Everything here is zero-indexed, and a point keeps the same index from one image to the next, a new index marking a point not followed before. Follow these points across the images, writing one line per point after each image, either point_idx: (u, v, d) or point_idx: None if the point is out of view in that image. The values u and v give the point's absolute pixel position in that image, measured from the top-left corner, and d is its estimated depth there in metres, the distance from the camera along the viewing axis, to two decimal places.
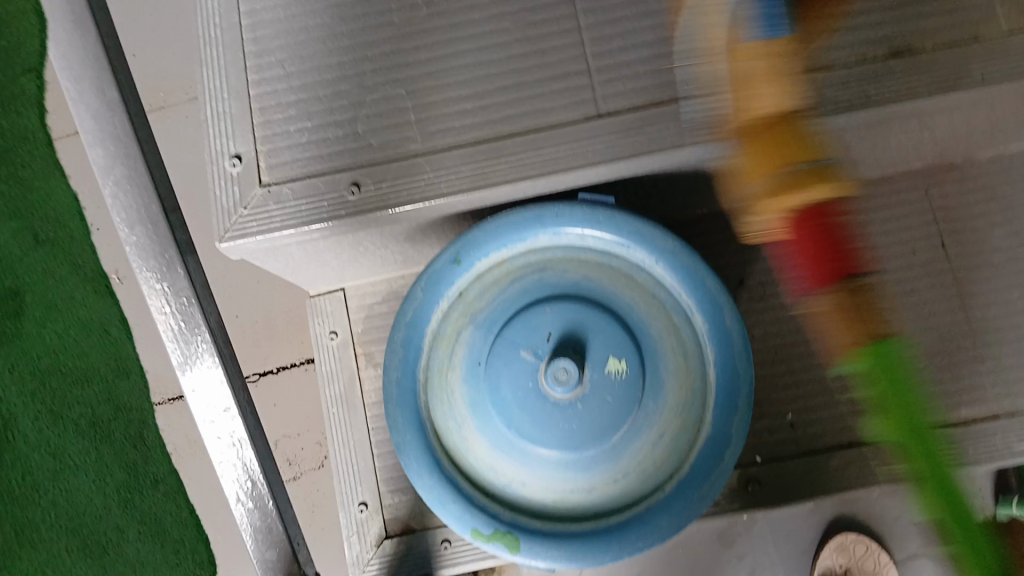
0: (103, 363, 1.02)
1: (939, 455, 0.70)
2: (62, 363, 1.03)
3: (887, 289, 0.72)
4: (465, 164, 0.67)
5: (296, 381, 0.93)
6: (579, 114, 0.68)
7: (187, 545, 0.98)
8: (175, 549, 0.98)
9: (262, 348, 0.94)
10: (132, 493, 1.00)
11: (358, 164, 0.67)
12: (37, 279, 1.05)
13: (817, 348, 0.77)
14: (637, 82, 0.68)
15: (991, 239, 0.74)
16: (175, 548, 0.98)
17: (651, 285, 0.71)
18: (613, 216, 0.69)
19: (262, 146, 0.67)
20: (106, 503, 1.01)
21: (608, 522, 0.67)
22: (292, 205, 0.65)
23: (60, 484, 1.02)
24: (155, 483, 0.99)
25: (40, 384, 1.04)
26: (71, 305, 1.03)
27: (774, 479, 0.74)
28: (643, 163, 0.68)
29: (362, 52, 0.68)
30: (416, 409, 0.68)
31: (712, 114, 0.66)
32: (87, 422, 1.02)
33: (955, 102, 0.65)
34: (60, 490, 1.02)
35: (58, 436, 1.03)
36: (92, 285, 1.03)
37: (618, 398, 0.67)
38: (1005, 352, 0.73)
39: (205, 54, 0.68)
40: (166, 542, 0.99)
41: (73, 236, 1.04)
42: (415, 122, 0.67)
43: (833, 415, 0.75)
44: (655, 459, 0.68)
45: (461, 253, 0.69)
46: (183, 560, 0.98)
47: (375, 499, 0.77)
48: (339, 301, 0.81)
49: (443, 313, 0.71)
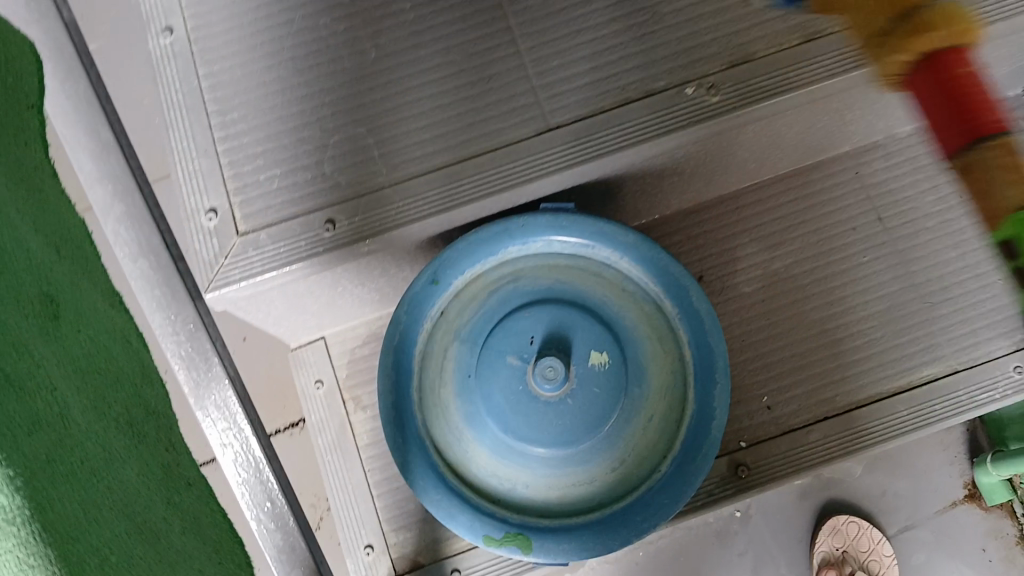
0: (129, 366, 0.98)
1: (874, 426, 0.83)
2: (92, 364, 0.97)
3: (827, 267, 0.88)
4: (430, 190, 0.69)
5: (291, 446, 0.94)
6: (532, 130, 0.71)
7: (225, 544, 0.95)
8: (215, 549, 0.95)
9: (268, 405, 0.94)
10: (170, 490, 0.96)
11: (332, 202, 0.70)
12: (68, 287, 0.98)
13: (785, 331, 0.87)
14: (581, 94, 0.71)
15: (923, 206, 0.89)
16: (215, 548, 0.95)
17: (623, 279, 0.70)
18: (576, 218, 0.68)
19: (235, 197, 0.71)
20: (147, 496, 0.96)
21: (619, 509, 0.64)
22: (271, 248, 0.69)
23: (107, 478, 0.95)
24: (190, 484, 0.96)
25: (84, 382, 0.97)
26: (92, 313, 0.98)
27: (760, 461, 0.83)
28: (599, 166, 0.70)
29: (319, 97, 0.72)
30: (410, 431, 0.65)
31: (655, 114, 0.70)
32: (124, 420, 0.97)
33: (869, 75, 0.71)
34: (103, 485, 0.95)
35: (100, 430, 0.96)
36: (109, 297, 0.99)
37: (606, 388, 0.65)
38: (951, 307, 0.86)
39: (170, 119, 0.73)
40: (207, 541, 0.95)
41: (83, 248, 0.99)
42: (379, 157, 0.70)
43: (807, 393, 0.85)
44: (654, 446, 0.66)
45: (438, 274, 0.67)
46: (225, 559, 0.95)
47: (381, 541, 0.84)
48: (321, 349, 0.89)
49: (427, 333, 0.69)
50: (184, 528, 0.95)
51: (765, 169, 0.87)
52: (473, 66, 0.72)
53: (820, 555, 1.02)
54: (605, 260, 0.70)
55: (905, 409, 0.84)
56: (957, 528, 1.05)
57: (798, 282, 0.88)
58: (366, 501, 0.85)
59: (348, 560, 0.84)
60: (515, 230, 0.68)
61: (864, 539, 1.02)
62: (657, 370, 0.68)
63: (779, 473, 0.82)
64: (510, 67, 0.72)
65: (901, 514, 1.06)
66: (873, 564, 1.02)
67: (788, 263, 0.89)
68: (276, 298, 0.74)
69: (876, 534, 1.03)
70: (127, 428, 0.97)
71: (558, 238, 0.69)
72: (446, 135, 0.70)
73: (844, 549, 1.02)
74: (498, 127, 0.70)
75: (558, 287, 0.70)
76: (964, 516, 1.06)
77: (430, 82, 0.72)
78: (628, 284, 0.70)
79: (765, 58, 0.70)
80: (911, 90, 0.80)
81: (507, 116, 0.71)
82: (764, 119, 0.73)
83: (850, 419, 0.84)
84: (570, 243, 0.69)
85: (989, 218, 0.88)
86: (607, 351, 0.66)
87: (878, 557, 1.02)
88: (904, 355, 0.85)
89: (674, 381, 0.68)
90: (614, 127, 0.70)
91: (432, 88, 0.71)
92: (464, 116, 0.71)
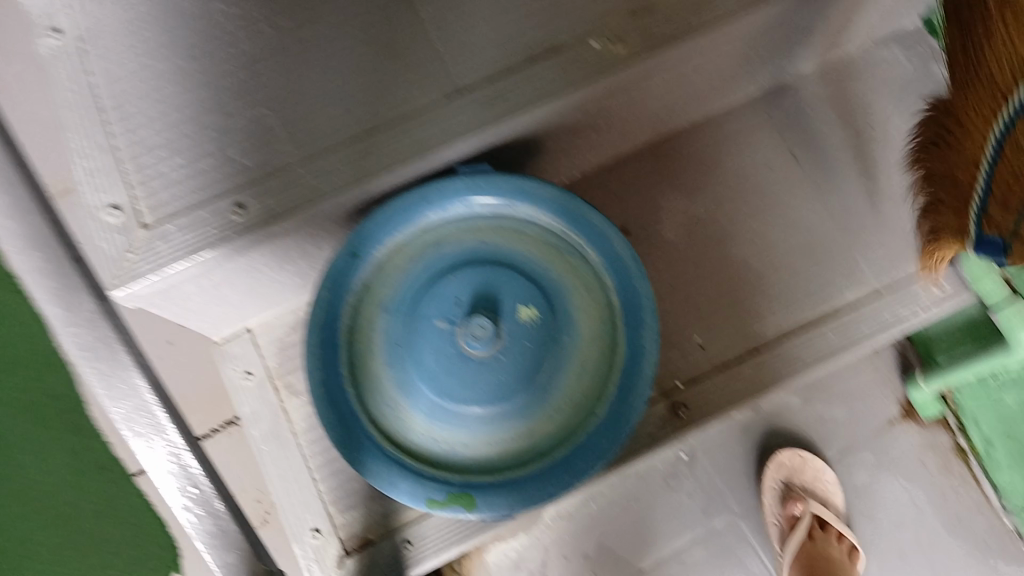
0: (29, 354, 0.97)
1: (802, 355, 0.86)
2: None
3: (747, 206, 0.90)
4: (340, 164, 0.67)
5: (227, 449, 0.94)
6: (439, 94, 0.69)
7: (143, 527, 0.95)
8: (132, 531, 0.95)
9: (197, 410, 0.94)
10: (80, 476, 0.95)
11: (238, 185, 0.67)
12: None
13: (715, 272, 0.88)
14: (486, 56, 0.70)
15: (833, 139, 0.92)
16: (133, 530, 0.95)
17: (546, 234, 0.69)
18: (493, 178, 0.67)
19: (137, 191, 0.68)
20: (58, 481, 0.96)
21: (558, 456, 0.66)
22: (179, 238, 0.66)
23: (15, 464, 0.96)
24: (101, 468, 0.95)
25: None
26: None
27: (697, 400, 0.85)
28: (509, 126, 0.69)
29: (217, 83, 0.70)
30: (345, 406, 0.66)
31: (561, 69, 0.70)
32: (29, 405, 0.97)
33: (767, 15, 0.73)
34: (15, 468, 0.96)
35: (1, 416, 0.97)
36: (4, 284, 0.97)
37: (536, 342, 0.66)
38: (867, 235, 0.89)
39: (64, 118, 0.70)
40: (122, 523, 0.95)
41: None
42: (285, 135, 0.68)
43: (739, 331, 0.87)
44: (588, 391, 0.67)
45: (358, 246, 0.66)
46: (144, 542, 0.95)
47: (328, 524, 0.85)
48: (248, 343, 0.89)
49: (352, 307, 0.68)
50: (98, 511, 0.95)
51: (677, 116, 0.88)
52: (376, 38, 0.71)
53: (769, 483, 1.09)
54: (526, 216, 0.69)
55: (834, 337, 0.86)
56: (892, 445, 1.13)
57: (720, 224, 0.89)
58: (309, 486, 0.86)
59: (294, 546, 0.85)
60: (432, 194, 0.67)
61: (808, 470, 1.09)
62: (586, 319, 0.68)
63: (715, 411, 0.84)
64: (413, 36, 0.71)
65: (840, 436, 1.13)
66: (818, 491, 1.09)
67: (711, 205, 0.90)
68: (192, 295, 0.73)
69: (818, 463, 1.10)
70: (32, 415, 0.96)
71: (475, 199, 0.68)
72: (353, 107, 0.69)
73: (789, 478, 1.09)
74: (404, 95, 0.69)
75: (483, 248, 0.68)
76: (900, 435, 1.13)
77: (333, 58, 0.70)
78: (552, 238, 0.69)
79: (664, 5, 0.71)
80: (811, 26, 0.81)
81: (412, 84, 0.69)
82: (668, 67, 0.74)
83: (780, 351, 0.86)
84: (488, 202, 0.68)
85: (896, 146, 0.92)
86: (534, 306, 0.67)
87: (822, 484, 1.09)
88: (828, 285, 0.88)
89: (604, 328, 0.68)
90: (521, 86, 0.69)
91: (335, 63, 0.70)
92: (369, 88, 0.69)
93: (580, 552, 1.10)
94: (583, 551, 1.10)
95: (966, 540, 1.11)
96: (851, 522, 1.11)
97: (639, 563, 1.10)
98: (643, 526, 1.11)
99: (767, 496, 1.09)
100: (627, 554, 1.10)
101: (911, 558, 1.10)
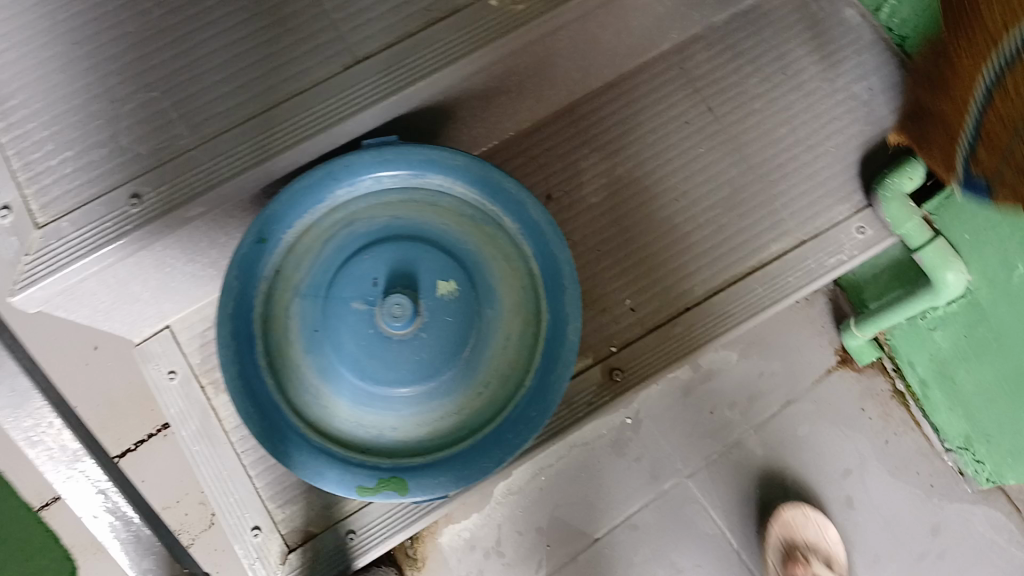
0: None
1: (731, 310, 0.88)
2: None
3: (667, 164, 0.90)
4: (240, 144, 0.65)
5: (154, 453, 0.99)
6: (338, 66, 0.67)
7: (34, 541, 0.91)
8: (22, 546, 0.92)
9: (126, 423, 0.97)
10: None
11: (133, 174, 0.64)
12: None
13: (639, 232, 0.89)
14: (384, 22, 0.68)
15: (750, 89, 0.92)
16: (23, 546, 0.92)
17: (460, 205, 0.68)
18: (400, 150, 0.65)
19: (27, 189, 0.64)
20: None
21: (489, 432, 0.64)
22: (76, 236, 0.63)
23: None
24: None
25: None
26: None
27: (631, 363, 0.87)
28: (414, 95, 0.67)
29: (102, 68, 0.66)
30: (264, 398, 0.63)
31: (463, 32, 0.67)
32: None
33: None
34: None
35: None
36: None
37: (458, 316, 0.64)
38: (787, 185, 0.90)
39: None
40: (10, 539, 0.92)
41: None
42: (178, 119, 0.65)
43: (667, 288, 0.88)
44: (516, 363, 0.66)
45: (264, 230, 0.64)
46: (35, 557, 0.91)
47: (268, 520, 0.82)
48: (168, 339, 0.85)
49: (264, 294, 0.66)
50: None
51: (592, 76, 0.87)
52: (267, 9, 0.67)
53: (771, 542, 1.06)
54: (438, 188, 0.68)
55: (762, 287, 0.88)
56: (832, 392, 1.15)
57: (642, 183, 0.90)
58: (245, 484, 0.83)
59: (235, 546, 0.82)
60: (339, 171, 0.65)
61: (808, 527, 1.07)
62: (508, 289, 0.67)
63: (649, 374, 0.86)
64: (306, 6, 0.67)
65: (781, 388, 1.15)
66: (820, 549, 1.06)
67: (631, 165, 0.90)
68: (95, 291, 0.68)
69: (819, 520, 1.07)
70: None
71: (384, 174, 0.66)
72: (248, 85, 0.66)
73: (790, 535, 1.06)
74: (301, 69, 0.66)
75: (396, 224, 0.66)
76: (839, 382, 1.15)
77: (223, 33, 0.67)
78: (466, 209, 0.68)
79: None
80: None
81: (308, 56, 0.67)
82: (574, 22, 0.73)
83: (708, 308, 0.88)
84: (398, 176, 0.67)
85: (811, 92, 0.92)
86: (453, 280, 0.65)
87: (823, 541, 1.06)
88: (752, 237, 0.89)
89: (527, 297, 0.67)
90: (423, 50, 0.67)
91: (227, 40, 0.67)
92: (264, 64, 0.66)
93: (534, 526, 1.10)
94: (538, 524, 1.10)
95: (910, 481, 1.12)
96: (799, 471, 1.12)
97: (593, 532, 1.10)
98: (595, 495, 1.11)
99: (770, 556, 1.06)
100: (581, 524, 1.10)
101: (858, 502, 1.12)
